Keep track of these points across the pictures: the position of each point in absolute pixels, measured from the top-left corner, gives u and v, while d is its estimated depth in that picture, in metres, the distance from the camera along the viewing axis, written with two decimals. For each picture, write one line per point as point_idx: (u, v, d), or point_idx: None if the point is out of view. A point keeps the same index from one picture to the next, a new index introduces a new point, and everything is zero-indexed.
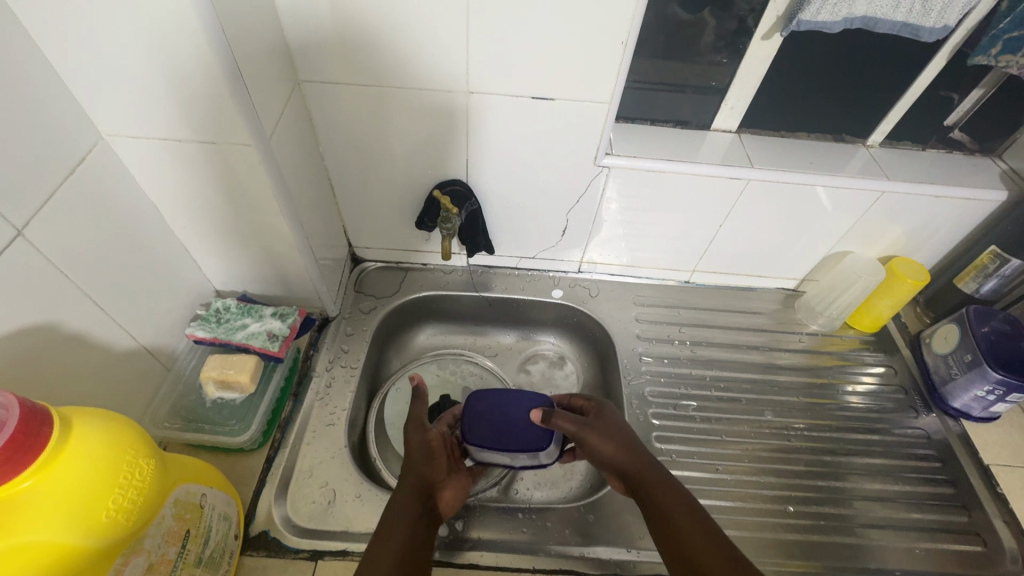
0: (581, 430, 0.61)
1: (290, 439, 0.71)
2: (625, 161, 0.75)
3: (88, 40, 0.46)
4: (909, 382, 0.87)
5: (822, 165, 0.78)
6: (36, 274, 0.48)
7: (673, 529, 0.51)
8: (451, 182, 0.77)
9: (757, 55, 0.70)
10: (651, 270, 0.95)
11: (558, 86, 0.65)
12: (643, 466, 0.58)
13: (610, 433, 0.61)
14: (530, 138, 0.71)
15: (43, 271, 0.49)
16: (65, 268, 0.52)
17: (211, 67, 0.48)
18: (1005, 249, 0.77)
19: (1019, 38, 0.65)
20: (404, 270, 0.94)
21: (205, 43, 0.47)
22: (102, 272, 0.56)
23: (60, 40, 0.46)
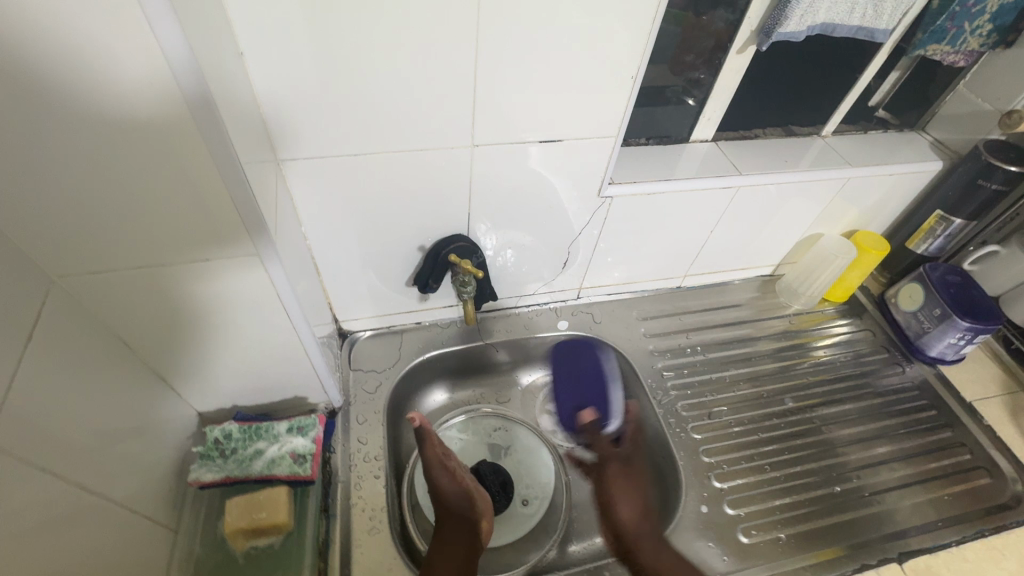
0: (611, 464, 0.76)
1: (338, 564, 0.61)
2: (626, 188, 0.74)
3: (43, 169, 0.36)
4: (886, 341, 0.96)
5: (795, 162, 0.83)
6: (14, 483, 0.36)
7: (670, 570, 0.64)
8: (455, 238, 0.71)
9: (732, 69, 0.72)
10: (646, 282, 0.95)
11: (565, 127, 0.61)
12: (648, 524, 0.69)
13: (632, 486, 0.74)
14: (535, 181, 0.67)
15: (21, 472, 0.37)
16: (44, 461, 0.40)
17: (213, 172, 0.40)
18: (948, 211, 0.86)
19: (942, 31, 0.74)
20: (399, 334, 0.86)
21: (203, 146, 0.39)
22: (83, 444, 0.44)
23: None
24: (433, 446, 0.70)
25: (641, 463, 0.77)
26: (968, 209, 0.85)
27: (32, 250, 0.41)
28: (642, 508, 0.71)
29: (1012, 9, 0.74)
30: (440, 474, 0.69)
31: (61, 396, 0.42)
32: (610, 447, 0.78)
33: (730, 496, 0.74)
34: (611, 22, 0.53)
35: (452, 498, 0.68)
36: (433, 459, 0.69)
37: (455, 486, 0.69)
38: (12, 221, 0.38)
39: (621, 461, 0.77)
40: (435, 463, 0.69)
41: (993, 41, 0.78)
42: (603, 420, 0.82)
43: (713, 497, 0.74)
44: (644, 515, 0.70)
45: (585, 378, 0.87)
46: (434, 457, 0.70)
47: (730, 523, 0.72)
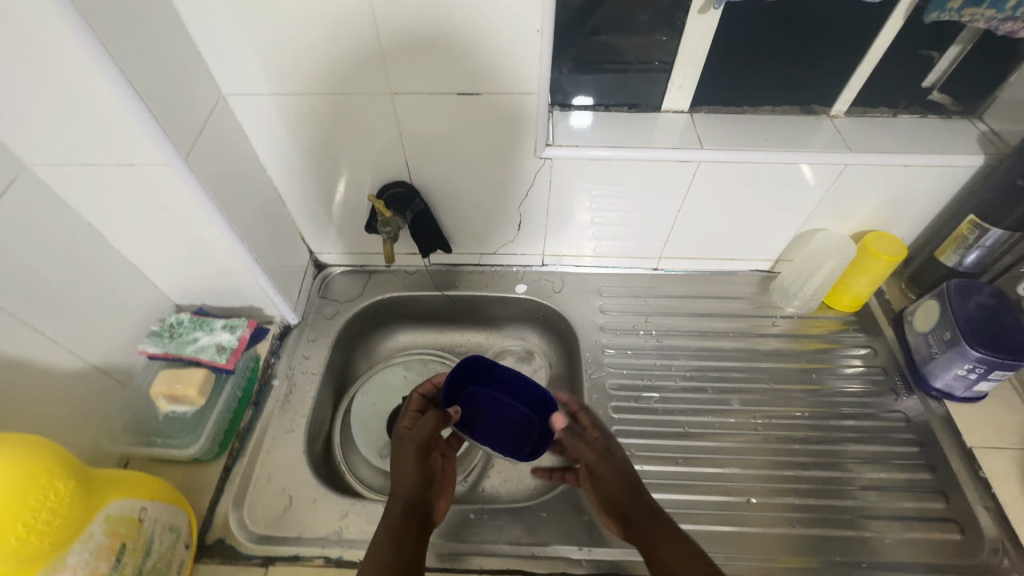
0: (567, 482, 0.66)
1: (249, 448, 0.72)
2: (566, 151, 0.72)
3: None
4: (890, 363, 0.82)
5: (781, 141, 0.73)
6: None
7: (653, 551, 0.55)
8: (395, 184, 0.76)
9: (697, 32, 0.67)
10: (615, 259, 0.92)
11: (481, 81, 0.63)
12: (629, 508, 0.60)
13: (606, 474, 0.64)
14: (465, 134, 0.70)
15: None
16: None
17: (113, 94, 0.49)
18: (984, 217, 0.71)
19: None
20: (368, 272, 0.94)
21: (99, 72, 0.47)
22: (39, 297, 0.58)
23: None
24: (423, 427, 0.62)
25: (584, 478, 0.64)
26: (1009, 218, 0.69)
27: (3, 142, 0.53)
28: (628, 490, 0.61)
29: None
30: (412, 450, 0.61)
31: (18, 259, 0.55)
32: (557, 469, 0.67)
33: None
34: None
35: (408, 480, 0.59)
36: (412, 438, 0.62)
37: (423, 468, 0.61)
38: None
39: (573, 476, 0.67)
40: (414, 444, 0.61)
41: None
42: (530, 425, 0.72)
43: None
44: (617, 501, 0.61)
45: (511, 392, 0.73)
46: (413, 436, 0.62)
47: None
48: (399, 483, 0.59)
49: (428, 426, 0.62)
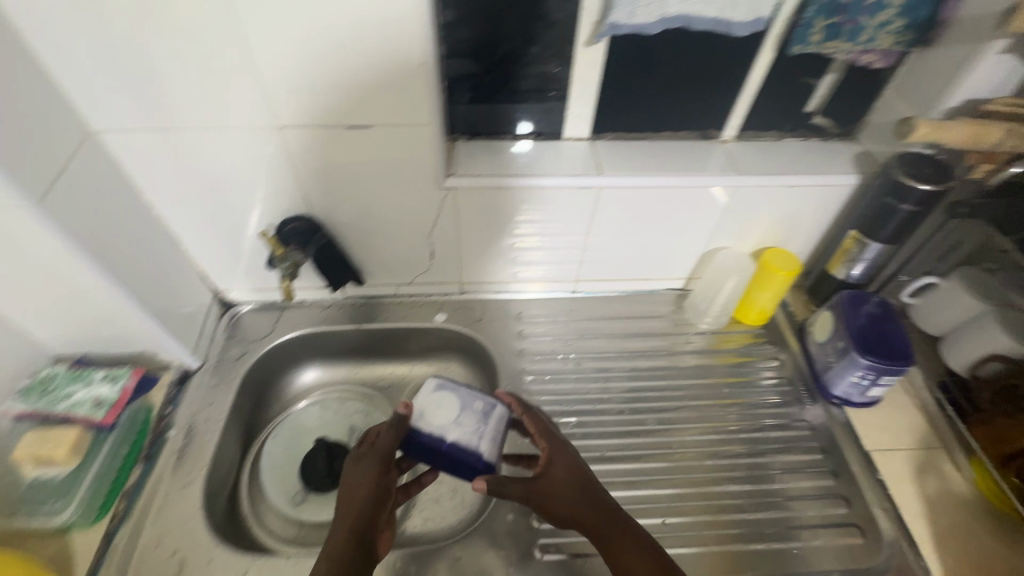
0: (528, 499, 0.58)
1: (138, 508, 0.66)
2: (468, 181, 0.72)
3: None
4: (796, 373, 0.86)
5: (676, 166, 0.76)
6: None
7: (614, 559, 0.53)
8: (295, 218, 0.74)
9: (585, 63, 0.69)
10: (534, 284, 0.92)
11: (372, 114, 0.63)
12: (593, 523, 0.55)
13: (556, 496, 0.56)
14: (362, 166, 0.69)
15: None
16: None
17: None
18: (864, 233, 0.75)
19: (828, 27, 0.66)
20: (281, 308, 0.90)
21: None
22: None
23: None
24: (386, 437, 0.59)
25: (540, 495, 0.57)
26: (885, 233, 0.73)
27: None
28: (583, 497, 0.56)
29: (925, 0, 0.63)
30: (376, 465, 0.57)
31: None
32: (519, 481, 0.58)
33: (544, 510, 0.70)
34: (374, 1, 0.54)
35: (363, 501, 0.54)
36: (375, 452, 0.58)
37: (382, 485, 0.56)
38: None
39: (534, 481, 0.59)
40: (379, 458, 0.57)
41: (908, 40, 0.67)
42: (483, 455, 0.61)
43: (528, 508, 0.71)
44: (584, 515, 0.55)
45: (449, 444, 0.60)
46: (376, 450, 0.58)
47: (533, 536, 0.68)
48: (350, 506, 0.54)
49: (395, 437, 0.59)
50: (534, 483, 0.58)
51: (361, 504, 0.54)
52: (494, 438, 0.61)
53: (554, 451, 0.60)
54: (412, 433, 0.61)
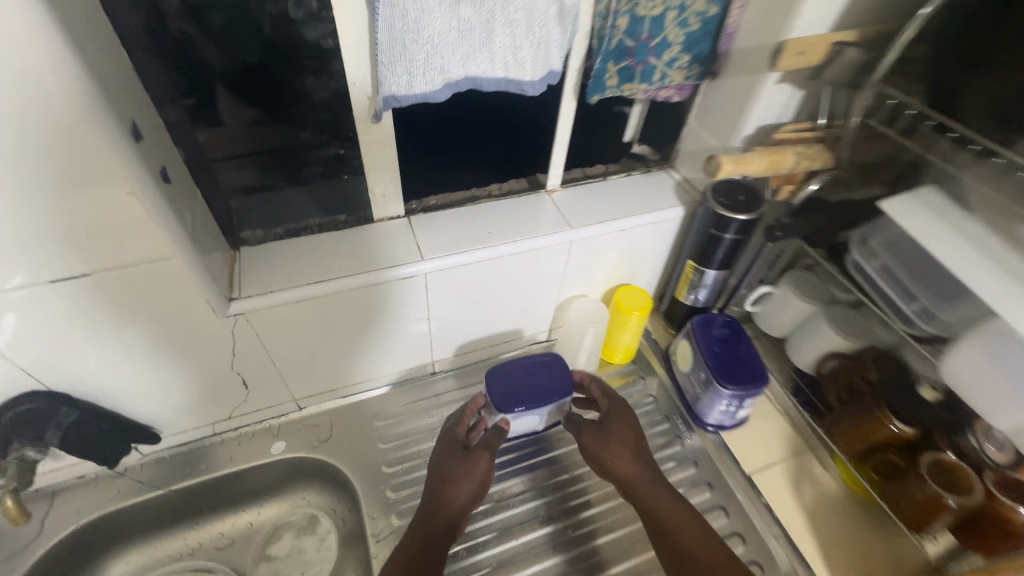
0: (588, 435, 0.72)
1: None
2: (256, 302, 0.58)
3: None
4: (671, 406, 0.84)
5: (505, 231, 0.69)
6: None
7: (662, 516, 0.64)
8: (20, 398, 0.54)
9: (374, 141, 0.59)
10: (386, 377, 0.80)
11: (83, 259, 0.46)
12: (640, 479, 0.67)
13: (612, 444, 0.70)
14: (99, 318, 0.51)
15: None
16: None
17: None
18: (699, 262, 0.75)
19: (625, 69, 0.63)
20: (52, 493, 0.68)
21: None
22: None
23: None
24: (493, 437, 0.70)
25: (593, 442, 0.71)
26: (716, 261, 0.73)
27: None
28: (644, 459, 0.69)
29: (703, 36, 0.63)
30: (487, 460, 0.68)
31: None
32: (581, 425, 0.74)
33: None
34: (8, 126, 0.37)
35: (473, 483, 0.66)
36: (487, 446, 0.69)
37: (480, 477, 0.67)
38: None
39: (596, 427, 0.73)
40: (489, 456, 0.68)
41: (697, 73, 0.66)
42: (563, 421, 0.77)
43: None
44: (642, 468, 0.68)
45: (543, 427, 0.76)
46: (484, 445, 0.69)
47: None
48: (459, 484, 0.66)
49: (498, 440, 0.70)
50: (595, 434, 0.72)
51: (455, 485, 0.65)
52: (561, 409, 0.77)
53: (618, 413, 0.74)
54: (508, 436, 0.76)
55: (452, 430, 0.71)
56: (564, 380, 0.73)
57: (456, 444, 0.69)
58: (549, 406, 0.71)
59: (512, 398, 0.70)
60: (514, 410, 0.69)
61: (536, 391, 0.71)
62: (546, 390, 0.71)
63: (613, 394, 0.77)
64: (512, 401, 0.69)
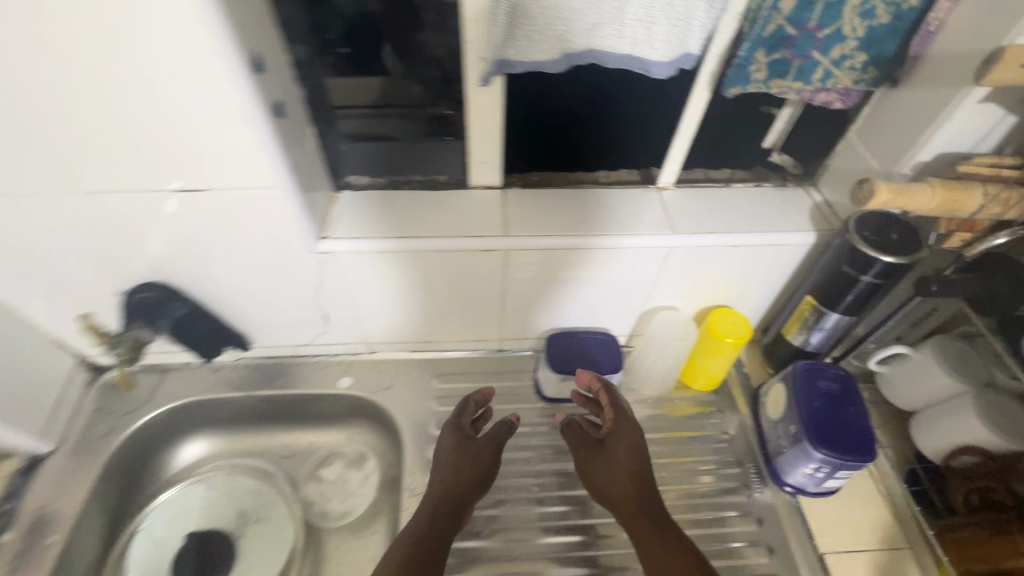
0: (583, 452, 0.67)
1: None
2: (346, 244, 0.61)
3: None
4: (747, 451, 0.74)
5: (600, 221, 0.64)
6: None
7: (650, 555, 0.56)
8: (143, 288, 0.62)
9: (482, 105, 0.57)
10: (455, 344, 0.81)
11: (202, 175, 0.51)
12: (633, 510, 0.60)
13: (606, 464, 0.64)
14: (211, 231, 0.57)
15: None
16: None
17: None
18: (820, 301, 0.64)
19: (779, 61, 0.54)
20: (162, 373, 0.79)
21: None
22: None
23: None
24: (502, 429, 0.68)
25: (586, 461, 0.66)
26: (842, 303, 0.62)
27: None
28: (639, 481, 0.62)
29: (889, 34, 0.52)
30: (489, 454, 0.66)
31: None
32: (578, 435, 0.69)
33: None
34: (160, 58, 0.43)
35: (478, 473, 0.64)
36: (489, 439, 0.67)
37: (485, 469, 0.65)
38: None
39: (595, 444, 0.67)
40: (495, 446, 0.67)
41: (872, 78, 0.55)
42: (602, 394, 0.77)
43: None
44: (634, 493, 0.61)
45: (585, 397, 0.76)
46: (489, 437, 0.67)
47: None
48: (466, 481, 0.63)
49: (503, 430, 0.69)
50: (592, 449, 0.66)
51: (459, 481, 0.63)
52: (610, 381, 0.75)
53: (623, 427, 0.67)
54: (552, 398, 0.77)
55: (458, 422, 0.69)
56: (607, 349, 0.74)
57: (459, 436, 0.67)
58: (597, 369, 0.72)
59: (563, 358, 0.73)
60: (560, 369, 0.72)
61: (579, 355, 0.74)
62: (589, 355, 0.73)
63: (620, 398, 0.69)
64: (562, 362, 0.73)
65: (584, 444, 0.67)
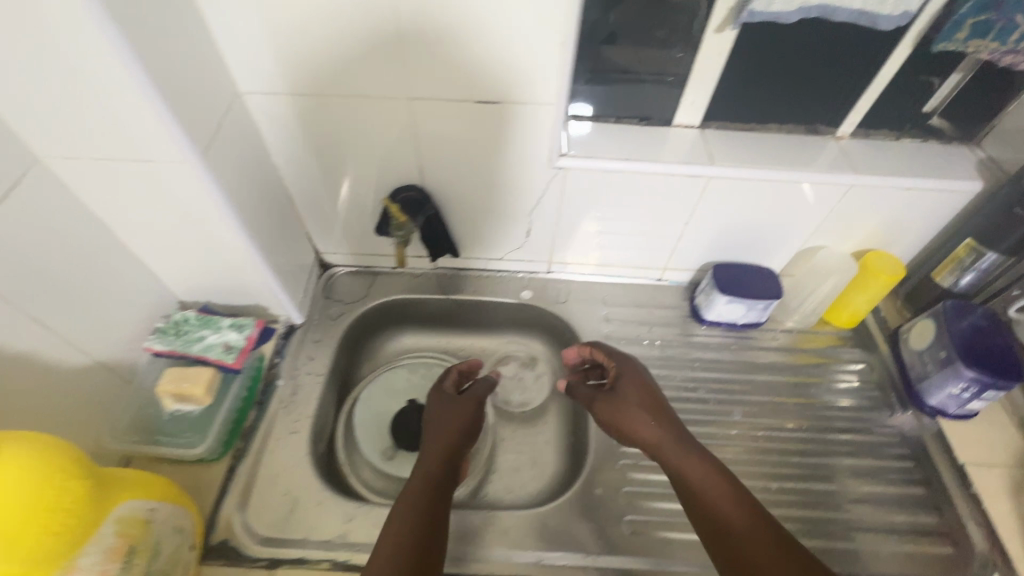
0: (593, 402, 0.70)
1: (254, 448, 0.72)
2: (580, 162, 0.73)
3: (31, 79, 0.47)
4: (885, 378, 0.85)
5: (789, 159, 0.75)
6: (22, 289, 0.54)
7: (704, 500, 0.58)
8: (406, 189, 0.76)
9: (711, 52, 0.68)
10: (622, 269, 0.93)
11: (499, 90, 0.64)
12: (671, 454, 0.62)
13: (628, 403, 0.67)
14: (479, 141, 0.70)
15: None
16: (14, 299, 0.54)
17: (124, 72, 0.47)
18: (982, 241, 0.74)
19: (984, 22, 0.63)
20: (373, 274, 0.94)
21: (107, 45, 0.45)
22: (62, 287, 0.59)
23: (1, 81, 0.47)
24: (481, 389, 0.76)
25: (603, 408, 0.69)
26: (1005, 244, 0.73)
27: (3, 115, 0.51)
28: (669, 422, 0.64)
29: None
30: (472, 406, 0.72)
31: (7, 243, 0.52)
32: (587, 392, 0.72)
33: (631, 488, 0.73)
34: None
35: (461, 425, 0.69)
36: (473, 397, 0.74)
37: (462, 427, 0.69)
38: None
39: (606, 393, 0.70)
40: (473, 406, 0.72)
41: None
42: (754, 321, 0.88)
43: (614, 483, 0.73)
44: (670, 432, 0.63)
45: (739, 321, 0.88)
46: (469, 397, 0.73)
47: (619, 511, 0.71)
48: (443, 432, 0.68)
49: (485, 387, 0.76)
50: (609, 396, 0.69)
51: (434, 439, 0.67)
52: (763, 312, 0.86)
53: (631, 378, 0.70)
54: (708, 319, 0.89)
55: (439, 387, 0.76)
56: (769, 284, 0.85)
57: (442, 399, 0.73)
58: (759, 299, 0.83)
59: (730, 284, 0.84)
60: (726, 293, 0.84)
61: (745, 286, 0.85)
62: (755, 286, 0.84)
63: (636, 360, 0.73)
64: (726, 286, 0.84)
65: (599, 395, 0.70)
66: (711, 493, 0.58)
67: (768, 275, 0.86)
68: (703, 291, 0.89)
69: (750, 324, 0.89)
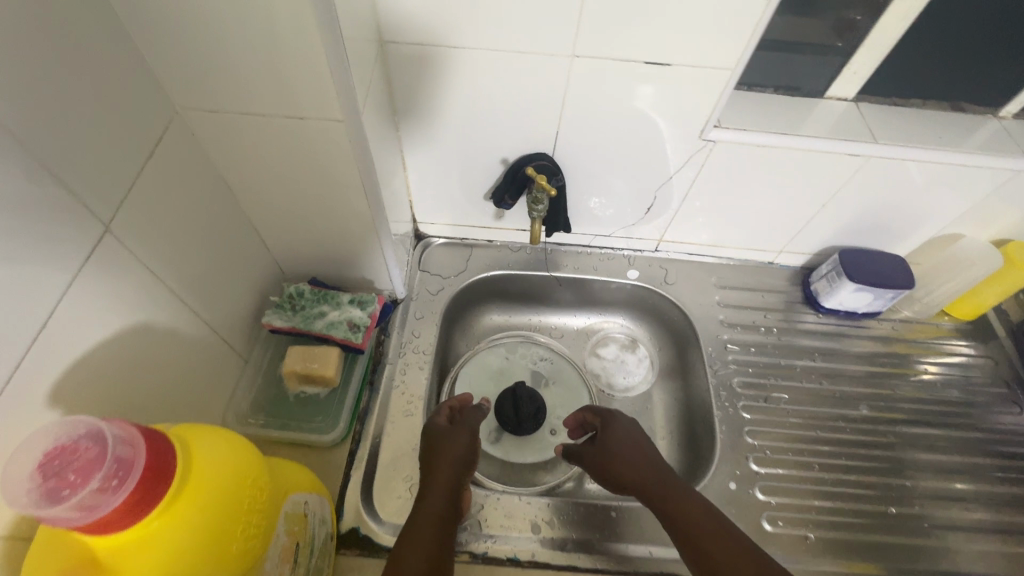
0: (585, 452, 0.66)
1: (371, 431, 0.67)
2: (732, 135, 0.67)
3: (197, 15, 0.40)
4: (1010, 373, 0.82)
5: (952, 139, 0.70)
6: (164, 263, 0.48)
7: (695, 543, 0.52)
8: (537, 157, 0.71)
9: (897, 13, 0.63)
10: (735, 250, 0.88)
11: (673, 49, 0.57)
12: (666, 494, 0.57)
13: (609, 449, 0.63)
14: (630, 106, 0.64)
15: (139, 276, 0.45)
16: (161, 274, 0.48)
17: (311, 13, 0.40)
18: None
19: None
20: (469, 247, 0.88)
21: None
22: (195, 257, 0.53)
23: (161, 19, 0.41)
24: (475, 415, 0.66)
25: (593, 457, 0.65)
26: None
27: (149, 58, 0.44)
28: (658, 465, 0.60)
29: None
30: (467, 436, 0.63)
31: (154, 209, 0.46)
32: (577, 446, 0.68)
33: (765, 482, 0.70)
34: None
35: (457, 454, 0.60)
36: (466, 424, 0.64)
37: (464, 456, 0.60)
38: (143, 34, 0.42)
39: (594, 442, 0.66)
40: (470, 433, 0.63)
41: None
42: (873, 309, 0.84)
43: (747, 477, 0.70)
44: (656, 475, 0.59)
45: (860, 309, 0.84)
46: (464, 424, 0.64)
47: (756, 507, 0.68)
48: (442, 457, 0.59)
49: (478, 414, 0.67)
50: (597, 447, 0.65)
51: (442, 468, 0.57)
52: (885, 302, 0.82)
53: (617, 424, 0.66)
54: (826, 306, 0.85)
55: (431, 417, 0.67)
56: (900, 272, 0.80)
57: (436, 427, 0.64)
58: (890, 288, 0.79)
59: (861, 269, 0.79)
60: (856, 281, 0.79)
61: (878, 273, 0.79)
62: (888, 273, 0.79)
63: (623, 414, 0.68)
64: (856, 273, 0.79)
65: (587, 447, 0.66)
66: (701, 533, 0.52)
67: (899, 262, 0.81)
68: (824, 277, 0.84)
69: (869, 312, 0.85)
